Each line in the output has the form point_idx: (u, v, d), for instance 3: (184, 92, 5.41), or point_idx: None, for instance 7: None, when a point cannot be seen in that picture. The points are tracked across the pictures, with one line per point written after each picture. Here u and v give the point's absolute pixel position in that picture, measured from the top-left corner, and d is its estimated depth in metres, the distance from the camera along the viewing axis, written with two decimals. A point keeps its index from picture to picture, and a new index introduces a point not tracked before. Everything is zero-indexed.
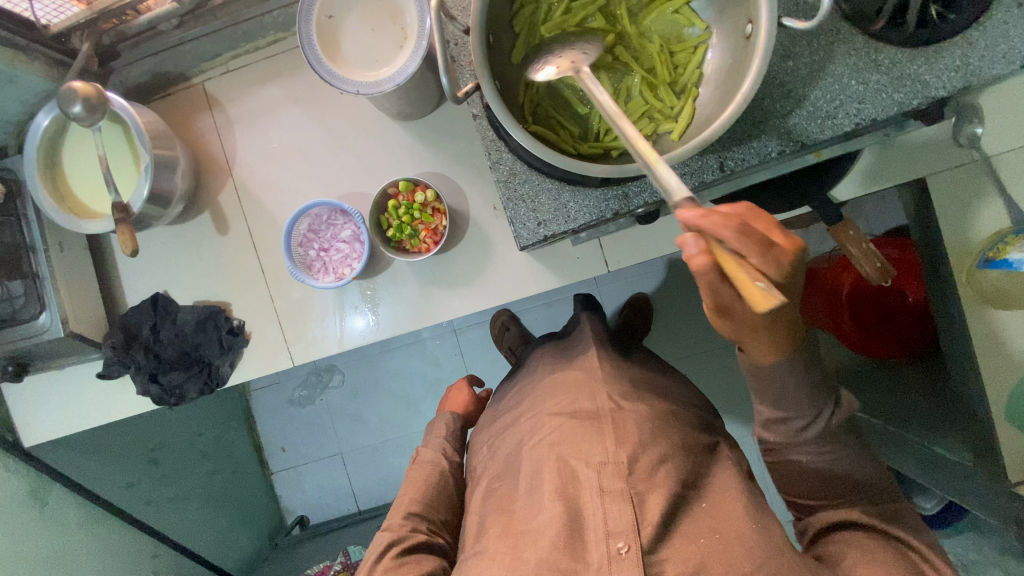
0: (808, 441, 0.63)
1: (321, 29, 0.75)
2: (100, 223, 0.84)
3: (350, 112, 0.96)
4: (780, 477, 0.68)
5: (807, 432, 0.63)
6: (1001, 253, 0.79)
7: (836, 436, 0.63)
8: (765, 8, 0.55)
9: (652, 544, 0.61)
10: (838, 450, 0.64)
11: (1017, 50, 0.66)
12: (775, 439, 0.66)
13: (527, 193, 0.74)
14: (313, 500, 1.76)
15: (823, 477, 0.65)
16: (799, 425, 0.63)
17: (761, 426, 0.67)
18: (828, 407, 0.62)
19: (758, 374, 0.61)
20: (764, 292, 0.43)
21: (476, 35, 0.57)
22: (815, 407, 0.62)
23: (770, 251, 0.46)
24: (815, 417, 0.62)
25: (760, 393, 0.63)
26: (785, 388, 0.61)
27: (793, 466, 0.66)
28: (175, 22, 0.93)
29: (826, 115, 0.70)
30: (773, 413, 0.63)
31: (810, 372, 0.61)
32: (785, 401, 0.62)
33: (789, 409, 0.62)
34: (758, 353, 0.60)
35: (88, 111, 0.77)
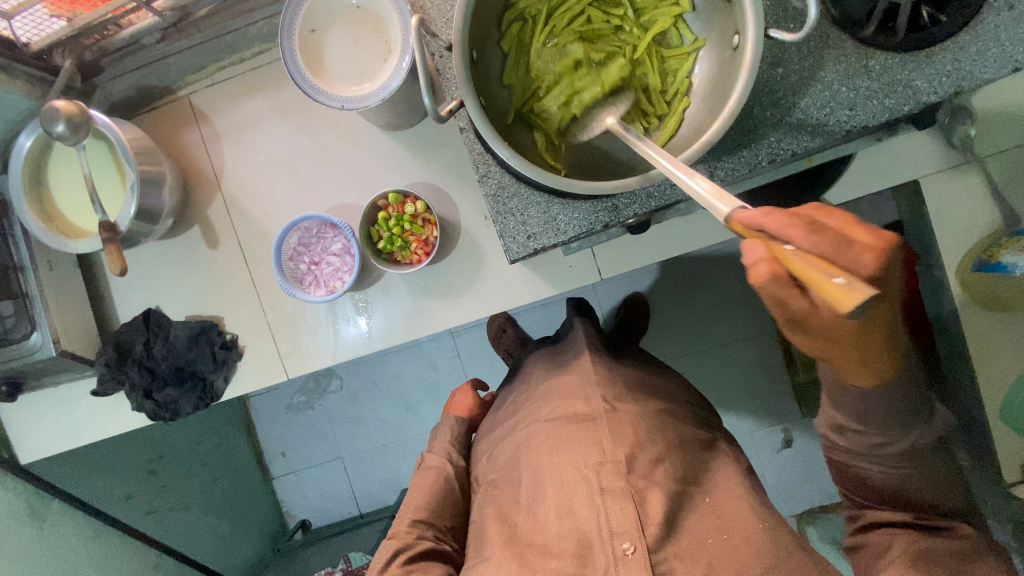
0: (885, 456, 0.54)
1: (304, 43, 0.74)
2: (88, 242, 0.84)
3: (338, 123, 0.95)
4: (834, 473, 0.61)
5: (887, 444, 0.54)
6: (994, 255, 0.79)
7: (918, 453, 0.54)
8: (751, 20, 0.54)
9: (657, 543, 0.61)
10: (915, 467, 0.55)
11: (1009, 54, 0.65)
12: (848, 445, 0.56)
13: (516, 206, 0.73)
14: (315, 505, 1.76)
15: (887, 489, 0.57)
16: (879, 439, 0.53)
17: (835, 431, 0.56)
18: (920, 424, 0.52)
19: (835, 395, 0.52)
20: (844, 288, 0.36)
21: (459, 51, 0.56)
22: (908, 426, 0.52)
23: (821, 234, 0.40)
24: (904, 436, 0.52)
25: (855, 414, 0.53)
26: (875, 410, 0.51)
27: (858, 471, 0.58)
28: (159, 36, 0.92)
29: (816, 122, 0.69)
30: (852, 422, 0.53)
31: (902, 384, 0.50)
32: (874, 420, 0.52)
33: (876, 420, 0.52)
34: (851, 377, 0.48)
35: (72, 130, 0.76)
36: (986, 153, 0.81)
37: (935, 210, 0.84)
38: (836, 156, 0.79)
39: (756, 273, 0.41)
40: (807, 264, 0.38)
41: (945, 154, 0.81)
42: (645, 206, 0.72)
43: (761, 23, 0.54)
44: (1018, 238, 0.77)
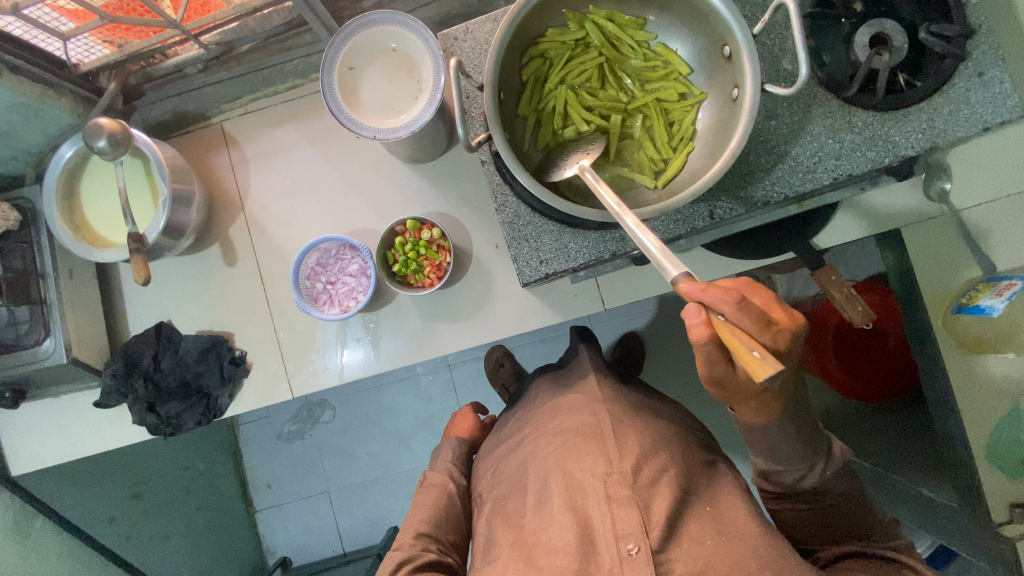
0: (806, 489, 0.71)
1: (342, 78, 0.81)
2: (115, 252, 0.87)
3: (361, 153, 1.01)
4: (786, 521, 0.75)
5: (805, 481, 0.71)
6: (973, 300, 0.84)
7: (831, 485, 0.71)
8: (749, 74, 0.61)
9: (662, 543, 0.62)
10: (837, 495, 0.71)
11: (978, 115, 0.74)
12: (777, 488, 0.74)
13: (530, 234, 0.79)
14: (297, 541, 1.70)
15: (827, 519, 0.71)
16: (793, 475, 0.71)
17: (765, 478, 0.75)
18: (820, 460, 0.71)
19: (752, 432, 0.69)
20: (759, 360, 0.45)
21: (489, 90, 0.62)
22: (808, 462, 0.70)
23: (745, 312, 0.51)
24: (810, 470, 0.70)
25: (757, 448, 0.71)
26: (778, 445, 0.69)
27: (794, 513, 0.74)
28: (201, 66, 0.98)
29: (806, 170, 0.77)
30: (769, 466, 0.72)
31: (802, 434, 0.69)
32: (779, 455, 0.70)
33: (784, 462, 0.71)
34: (747, 414, 0.66)
35: (112, 146, 0.81)
36: (962, 205, 0.88)
37: None
38: (823, 202, 0.86)
39: (694, 332, 0.52)
40: (733, 334, 0.48)
41: (925, 206, 0.90)
42: None
43: (758, 75, 0.61)
44: (993, 285, 0.83)
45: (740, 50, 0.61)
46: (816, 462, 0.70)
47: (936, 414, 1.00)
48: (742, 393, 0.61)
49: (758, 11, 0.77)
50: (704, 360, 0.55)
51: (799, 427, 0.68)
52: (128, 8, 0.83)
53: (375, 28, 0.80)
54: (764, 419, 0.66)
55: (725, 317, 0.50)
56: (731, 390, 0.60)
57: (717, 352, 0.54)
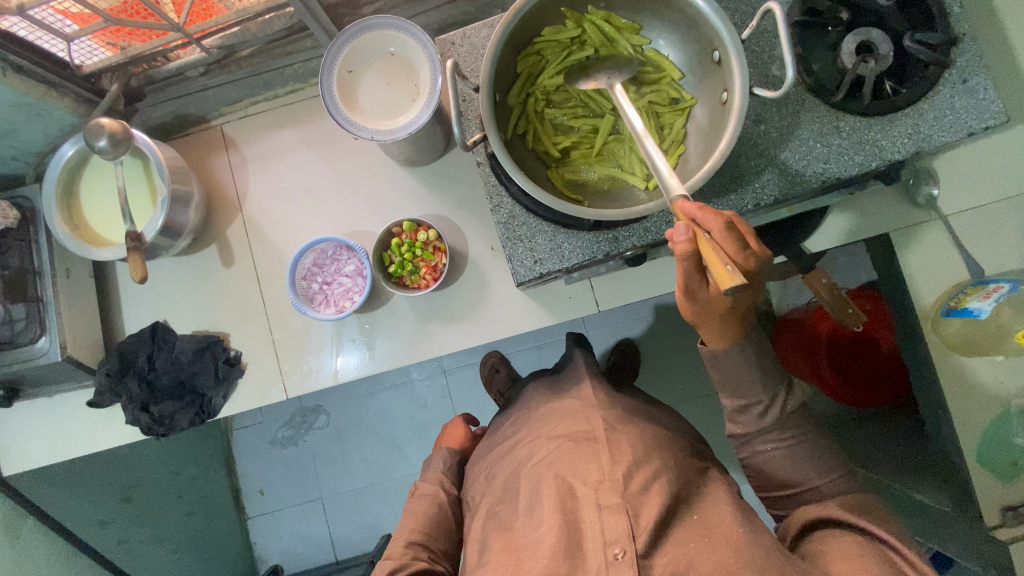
0: (767, 429, 0.73)
1: (341, 81, 0.82)
2: (113, 250, 0.87)
3: (359, 156, 1.03)
4: (755, 474, 0.75)
5: (767, 416, 0.72)
6: (961, 301, 0.85)
7: (794, 424, 0.73)
8: (738, 76, 0.62)
9: (647, 548, 0.63)
10: (796, 435, 0.73)
11: (961, 121, 0.76)
12: (742, 428, 0.75)
13: (525, 234, 0.80)
14: (290, 549, 1.68)
15: (790, 467, 0.72)
16: (758, 410, 0.72)
17: (732, 420, 0.76)
18: (782, 390, 0.72)
19: (716, 364, 0.71)
20: (732, 271, 0.49)
21: (485, 91, 0.63)
22: (770, 391, 0.72)
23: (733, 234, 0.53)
24: (772, 399, 0.72)
25: (722, 384, 0.73)
26: (740, 375, 0.71)
27: (762, 459, 0.74)
28: (202, 70, 1.00)
29: (795, 172, 0.78)
30: (734, 401, 0.73)
31: (760, 357, 0.71)
32: (742, 386, 0.72)
33: (746, 394, 0.72)
34: (711, 338, 0.69)
35: (113, 145, 0.82)
36: (950, 211, 0.90)
37: (905, 261, 0.92)
38: (813, 205, 0.88)
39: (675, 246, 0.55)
40: (712, 247, 0.51)
41: (912, 211, 0.91)
42: (643, 239, 0.78)
43: (746, 79, 0.63)
44: (980, 287, 0.84)
45: (729, 54, 0.63)
46: (778, 393, 0.72)
47: (927, 419, 1.00)
48: (710, 314, 0.64)
49: (747, 19, 0.79)
50: (681, 271, 0.58)
51: (758, 351, 0.70)
52: (132, 10, 0.85)
53: (375, 33, 0.82)
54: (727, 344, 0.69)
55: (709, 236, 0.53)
56: (700, 312, 0.64)
57: (694, 267, 0.57)
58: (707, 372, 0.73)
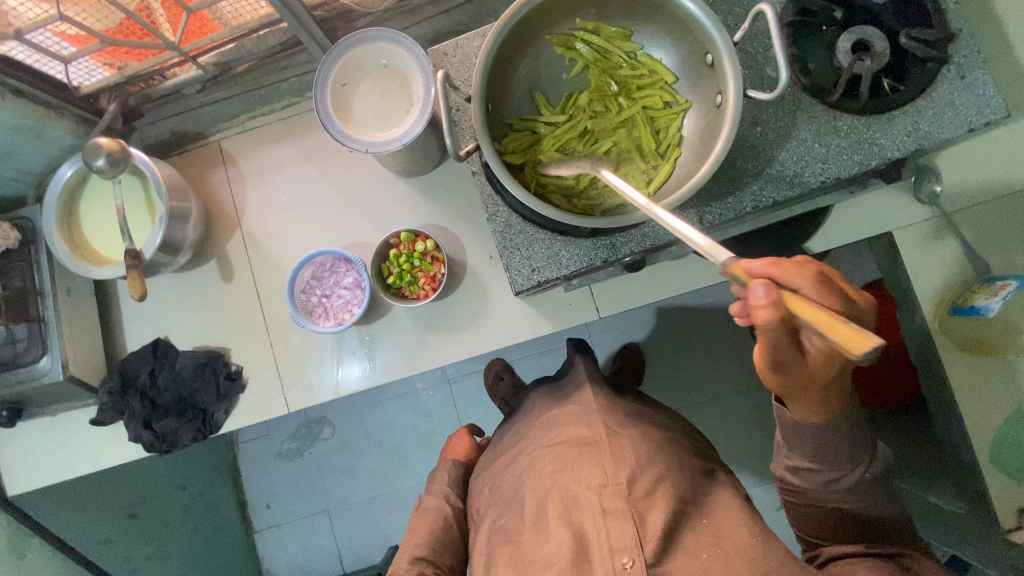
0: (837, 493, 0.67)
1: (336, 94, 0.83)
2: (112, 269, 0.88)
3: (355, 168, 1.03)
4: (799, 516, 0.72)
5: (840, 484, 0.66)
6: (968, 301, 0.84)
7: (866, 487, 0.67)
8: (731, 80, 0.62)
9: (658, 558, 0.62)
10: (862, 503, 0.67)
11: (962, 117, 0.74)
12: (802, 483, 0.69)
13: (522, 242, 0.79)
14: (297, 563, 1.67)
15: (833, 516, 0.69)
16: (832, 479, 0.66)
17: (793, 472, 0.70)
18: (863, 463, 0.66)
19: (797, 430, 0.65)
20: (859, 332, 0.40)
21: (477, 101, 0.63)
22: (852, 463, 0.65)
23: (827, 289, 0.50)
24: (851, 470, 0.66)
25: (797, 443, 0.66)
26: (823, 443, 0.64)
27: (815, 509, 0.70)
28: (198, 87, 1.01)
29: (794, 173, 0.77)
30: (806, 463, 0.67)
31: (853, 437, 0.64)
32: (824, 455, 0.65)
33: (824, 463, 0.65)
34: (801, 411, 0.63)
35: (112, 165, 0.82)
36: (954, 210, 0.88)
37: (910, 260, 0.91)
38: (813, 205, 0.87)
39: (763, 316, 0.47)
40: (815, 309, 0.44)
41: (915, 208, 0.90)
42: (641, 244, 0.78)
43: (740, 81, 0.62)
44: (987, 285, 0.83)
45: (721, 57, 0.63)
46: (860, 465, 0.66)
47: (939, 419, 0.98)
48: (805, 383, 0.57)
49: (739, 21, 0.78)
50: (771, 343, 0.51)
51: (853, 428, 0.64)
52: (128, 31, 0.86)
53: (367, 46, 0.82)
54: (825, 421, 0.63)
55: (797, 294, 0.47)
56: (791, 379, 0.57)
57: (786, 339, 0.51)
58: (783, 433, 0.67)
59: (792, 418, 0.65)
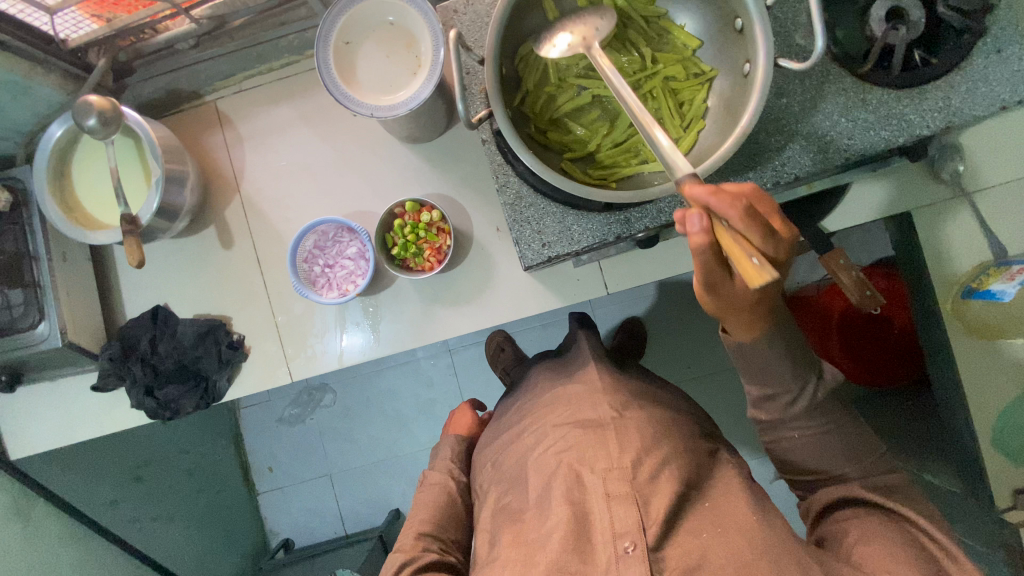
0: (797, 416, 0.67)
1: (338, 53, 0.78)
2: (108, 235, 0.85)
3: (359, 134, 0.99)
4: (777, 457, 0.71)
5: (795, 404, 0.67)
6: (984, 284, 0.83)
7: (824, 408, 0.68)
8: (761, 48, 0.58)
9: (658, 542, 0.62)
10: (827, 424, 0.67)
11: (995, 93, 0.71)
12: (766, 416, 0.69)
13: (533, 216, 0.77)
14: (301, 523, 1.71)
15: (813, 452, 0.68)
16: (786, 399, 0.67)
17: (754, 406, 0.70)
18: (811, 378, 0.67)
19: (743, 355, 0.65)
20: (757, 268, 0.44)
21: (491, 64, 0.59)
22: (798, 381, 0.66)
23: (752, 217, 0.47)
24: (801, 390, 0.67)
25: (747, 372, 0.67)
26: (768, 362, 0.65)
27: (786, 444, 0.69)
28: (192, 43, 0.97)
29: (817, 149, 0.74)
30: (759, 390, 0.68)
31: (792, 349, 0.66)
32: (767, 375, 0.66)
33: (771, 383, 0.67)
34: (736, 330, 0.64)
35: (103, 125, 0.78)
36: (974, 189, 0.87)
37: (926, 239, 0.89)
38: (834, 183, 0.84)
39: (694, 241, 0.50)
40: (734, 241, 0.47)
41: (934, 188, 0.86)
42: (656, 221, 0.75)
43: (771, 48, 0.58)
44: (1004, 268, 0.82)
45: (752, 22, 0.59)
46: (806, 383, 0.67)
47: (941, 398, 0.98)
48: (736, 305, 0.59)
49: None
50: (700, 265, 0.53)
51: (789, 341, 0.65)
52: None
53: (372, 2, 0.77)
54: (755, 334, 0.63)
55: (728, 226, 0.48)
56: (724, 303, 0.59)
57: (714, 262, 0.52)
58: (731, 361, 0.68)
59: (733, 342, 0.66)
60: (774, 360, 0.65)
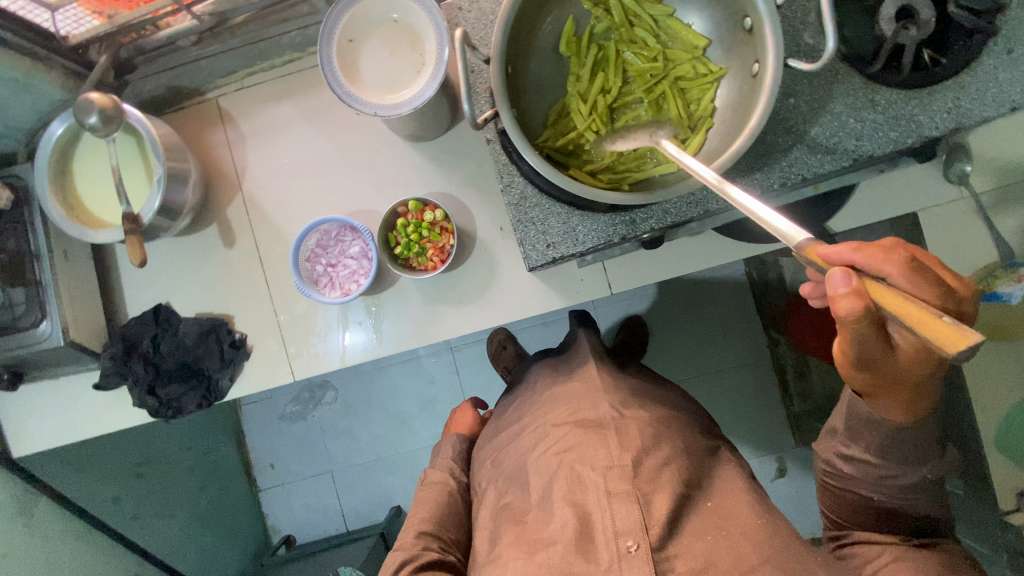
0: (886, 486, 0.63)
1: (342, 51, 0.77)
2: (109, 233, 0.84)
3: (362, 131, 0.98)
4: (833, 499, 0.69)
5: (893, 478, 0.62)
6: (991, 286, 0.85)
7: (921, 488, 0.62)
8: (771, 48, 0.57)
9: (662, 542, 0.62)
10: (916, 498, 0.63)
11: (1006, 93, 0.70)
12: (851, 472, 0.65)
13: (537, 216, 0.76)
14: (302, 519, 1.71)
15: (877, 510, 0.65)
16: (890, 473, 0.62)
17: (841, 458, 0.65)
18: (932, 462, 0.60)
19: (871, 426, 0.60)
20: (956, 328, 0.34)
21: (496, 63, 0.59)
22: (916, 461, 0.60)
23: (908, 276, 0.44)
24: (913, 471, 0.61)
25: (861, 438, 0.62)
26: (896, 439, 0.59)
27: (856, 499, 0.66)
28: (194, 39, 0.94)
29: (826, 149, 0.74)
30: (872, 456, 0.62)
31: (924, 428, 0.59)
32: (895, 449, 0.60)
33: (889, 460, 0.61)
34: (887, 408, 0.58)
35: (105, 122, 0.77)
36: (981, 190, 0.86)
37: (932, 240, 0.88)
38: (842, 184, 0.83)
39: (843, 306, 0.43)
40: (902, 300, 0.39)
41: (943, 189, 0.85)
42: (661, 221, 0.75)
43: (780, 48, 0.57)
44: (1011, 270, 0.84)
45: (761, 22, 0.58)
46: (919, 467, 0.61)
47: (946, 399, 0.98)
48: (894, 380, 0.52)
49: None
50: (852, 335, 0.46)
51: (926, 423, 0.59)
52: None
53: None
54: (911, 416, 0.57)
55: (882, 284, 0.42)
56: (875, 377, 0.52)
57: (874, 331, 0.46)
58: (850, 422, 0.62)
59: (870, 414, 0.60)
60: (903, 442, 0.59)
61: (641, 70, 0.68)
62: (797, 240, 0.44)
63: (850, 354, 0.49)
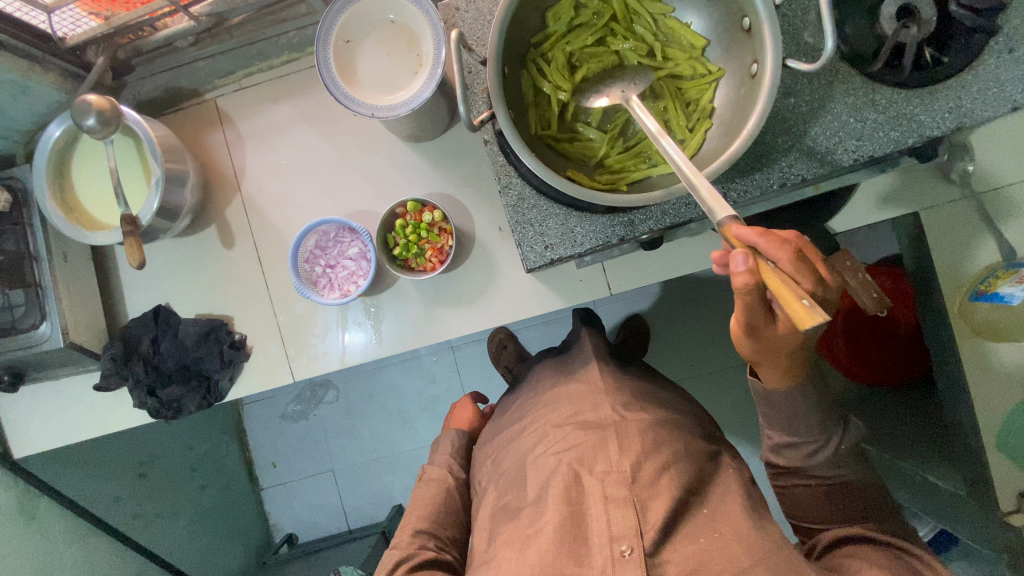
0: (817, 464, 0.69)
1: (338, 52, 0.77)
2: (108, 235, 0.84)
3: (360, 132, 0.98)
4: (788, 500, 0.73)
5: (817, 454, 0.68)
6: (992, 286, 0.81)
7: (844, 461, 0.69)
8: (770, 50, 0.57)
9: (655, 546, 0.62)
10: (849, 474, 0.68)
11: (1008, 92, 0.69)
12: (784, 461, 0.71)
13: (535, 217, 0.76)
14: (304, 518, 1.71)
15: (827, 498, 0.69)
16: (811, 449, 0.68)
17: (773, 450, 0.72)
18: (837, 432, 0.68)
19: (769, 402, 0.67)
20: (809, 309, 0.42)
21: (493, 65, 0.58)
22: (826, 432, 0.67)
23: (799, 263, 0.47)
24: (826, 441, 0.67)
25: (771, 419, 0.68)
26: (795, 412, 0.66)
27: (802, 490, 0.70)
28: (192, 40, 0.96)
29: (826, 149, 0.73)
30: (783, 437, 0.69)
31: (821, 403, 0.66)
32: (795, 426, 0.67)
33: (799, 433, 0.67)
34: (769, 380, 0.65)
35: (102, 124, 0.77)
36: (983, 190, 0.85)
37: (934, 240, 0.88)
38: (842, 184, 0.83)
39: (739, 282, 0.48)
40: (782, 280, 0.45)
41: (945, 189, 0.85)
42: (660, 223, 0.74)
43: (779, 48, 0.57)
44: (1012, 272, 0.80)
45: (760, 22, 0.58)
46: (832, 435, 0.68)
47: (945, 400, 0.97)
48: (773, 351, 0.59)
49: None
50: (744, 305, 0.52)
51: (817, 391, 0.66)
52: None
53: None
54: (790, 384, 0.64)
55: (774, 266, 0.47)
56: (761, 346, 0.58)
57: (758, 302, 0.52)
58: (755, 404, 0.69)
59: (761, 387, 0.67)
60: (801, 410, 0.66)
61: (637, 66, 0.68)
62: (725, 216, 0.48)
63: (739, 320, 0.55)
